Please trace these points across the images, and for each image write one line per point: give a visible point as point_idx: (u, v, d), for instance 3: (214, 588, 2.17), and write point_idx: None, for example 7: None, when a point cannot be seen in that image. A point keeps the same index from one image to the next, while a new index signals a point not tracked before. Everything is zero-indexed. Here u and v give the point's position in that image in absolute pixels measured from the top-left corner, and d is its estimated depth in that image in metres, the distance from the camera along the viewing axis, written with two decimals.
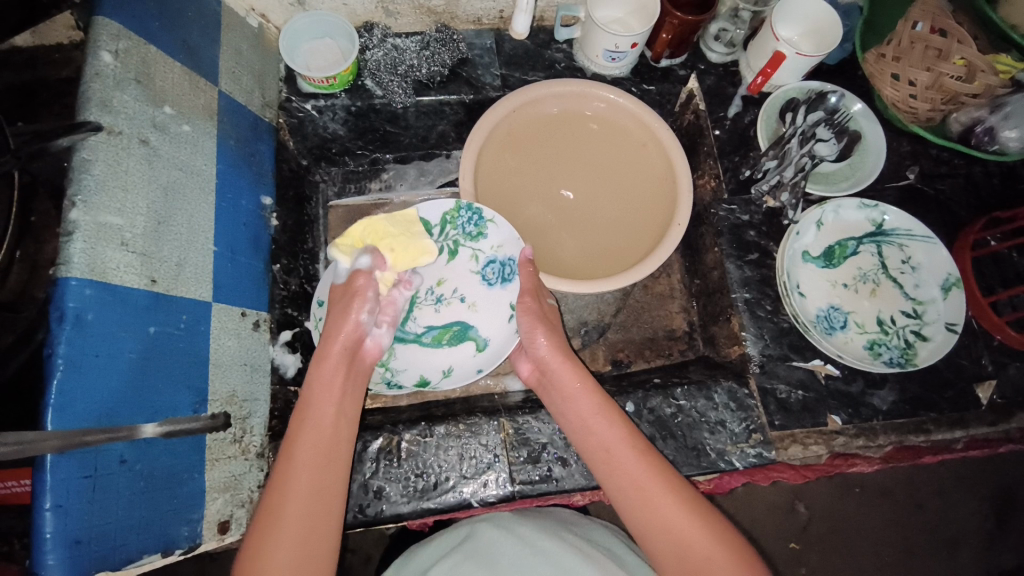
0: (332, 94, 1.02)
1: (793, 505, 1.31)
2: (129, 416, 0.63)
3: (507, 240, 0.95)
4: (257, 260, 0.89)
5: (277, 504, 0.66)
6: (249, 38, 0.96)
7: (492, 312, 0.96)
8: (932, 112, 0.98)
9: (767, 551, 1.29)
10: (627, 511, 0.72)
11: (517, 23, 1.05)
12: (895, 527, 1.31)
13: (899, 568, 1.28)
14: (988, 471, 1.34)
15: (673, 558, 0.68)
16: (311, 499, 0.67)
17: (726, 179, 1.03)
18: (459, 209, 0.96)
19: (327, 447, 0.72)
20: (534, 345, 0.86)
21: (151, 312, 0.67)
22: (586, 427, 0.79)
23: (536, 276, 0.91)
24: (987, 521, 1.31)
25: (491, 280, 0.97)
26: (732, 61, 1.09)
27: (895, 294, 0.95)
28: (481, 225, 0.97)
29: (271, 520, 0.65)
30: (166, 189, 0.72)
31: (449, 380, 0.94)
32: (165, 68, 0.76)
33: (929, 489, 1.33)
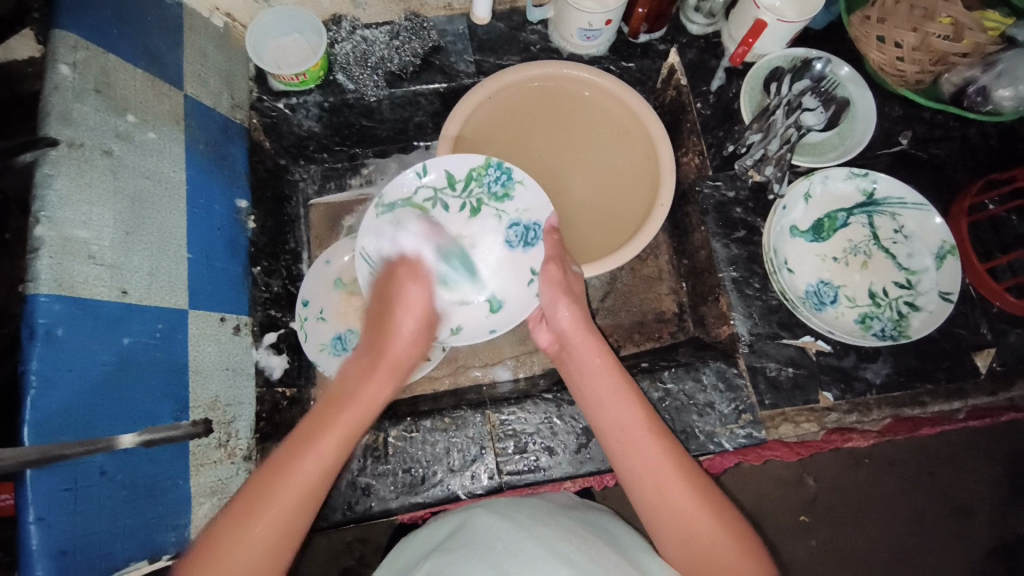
0: (305, 91, 1.00)
1: (801, 479, 1.30)
2: (107, 427, 0.63)
3: (536, 204, 0.92)
4: (235, 264, 0.89)
5: (287, 464, 0.65)
6: (215, 39, 0.94)
7: (512, 275, 0.94)
8: (921, 74, 0.94)
9: (776, 525, 1.29)
10: (638, 491, 0.71)
11: (479, 8, 1.02)
12: (906, 496, 1.29)
13: (909, 536, 1.27)
14: (999, 436, 1.31)
15: (675, 537, 0.67)
16: (318, 474, 0.66)
17: (710, 156, 1.00)
18: (487, 165, 0.91)
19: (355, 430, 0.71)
20: (556, 316, 0.85)
21: (124, 323, 0.67)
22: (607, 402, 0.78)
23: (562, 245, 0.90)
24: (1001, 487, 1.29)
25: (513, 242, 0.94)
26: (714, 32, 1.05)
27: (887, 266, 0.92)
28: (508, 186, 0.93)
29: (275, 478, 0.64)
30: (134, 199, 0.72)
31: (458, 337, 0.92)
32: (127, 76, 0.75)
33: (939, 456, 1.31)
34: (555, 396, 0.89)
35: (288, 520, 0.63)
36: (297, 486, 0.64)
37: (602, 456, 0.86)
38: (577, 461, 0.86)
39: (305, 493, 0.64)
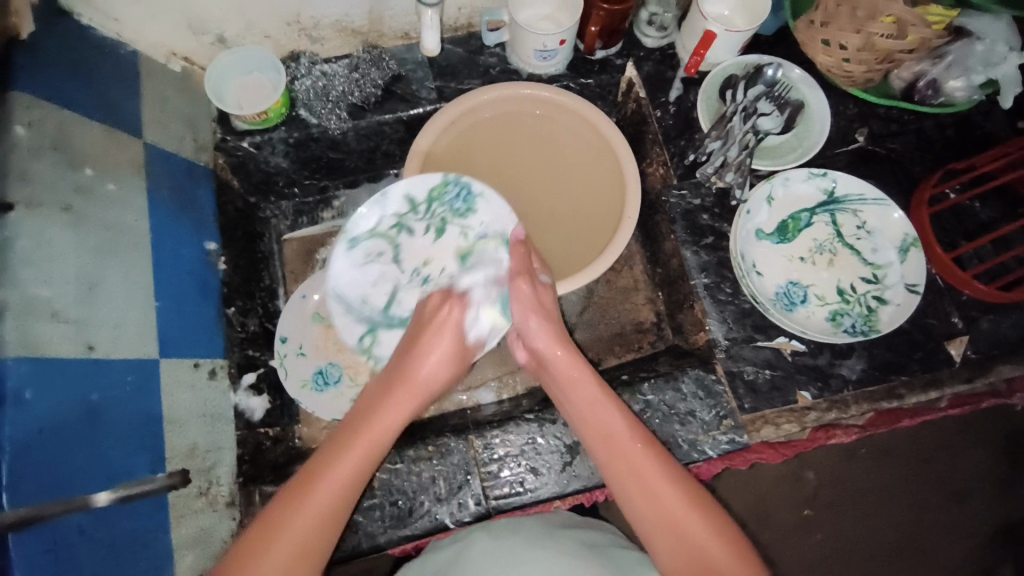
0: (269, 128, 1.01)
1: (800, 473, 1.25)
2: (82, 485, 0.63)
3: (500, 216, 0.91)
4: (206, 307, 0.91)
5: (285, 510, 0.63)
6: (173, 85, 0.95)
7: (481, 289, 0.91)
8: (868, 73, 0.97)
9: (778, 523, 1.25)
10: (627, 500, 0.70)
11: (427, 40, 1.02)
12: (906, 483, 1.26)
13: (913, 524, 1.25)
14: (998, 416, 1.29)
15: (673, 552, 0.67)
16: (317, 521, 0.63)
17: (674, 165, 1.01)
18: (445, 184, 0.91)
19: (358, 468, 0.67)
20: (529, 333, 0.81)
21: (93, 378, 0.67)
22: (595, 414, 0.76)
23: (529, 256, 0.85)
24: (1001, 468, 1.27)
25: (479, 257, 0.91)
26: (668, 44, 1.07)
27: (853, 262, 0.94)
28: (469, 201, 0.92)
29: (271, 533, 0.62)
30: (96, 252, 0.72)
31: None
32: (84, 131, 0.76)
33: (934, 442, 1.27)
34: (537, 415, 0.89)
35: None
36: (291, 541, 0.62)
37: (587, 473, 0.86)
38: (564, 479, 0.86)
39: (302, 544, 0.62)
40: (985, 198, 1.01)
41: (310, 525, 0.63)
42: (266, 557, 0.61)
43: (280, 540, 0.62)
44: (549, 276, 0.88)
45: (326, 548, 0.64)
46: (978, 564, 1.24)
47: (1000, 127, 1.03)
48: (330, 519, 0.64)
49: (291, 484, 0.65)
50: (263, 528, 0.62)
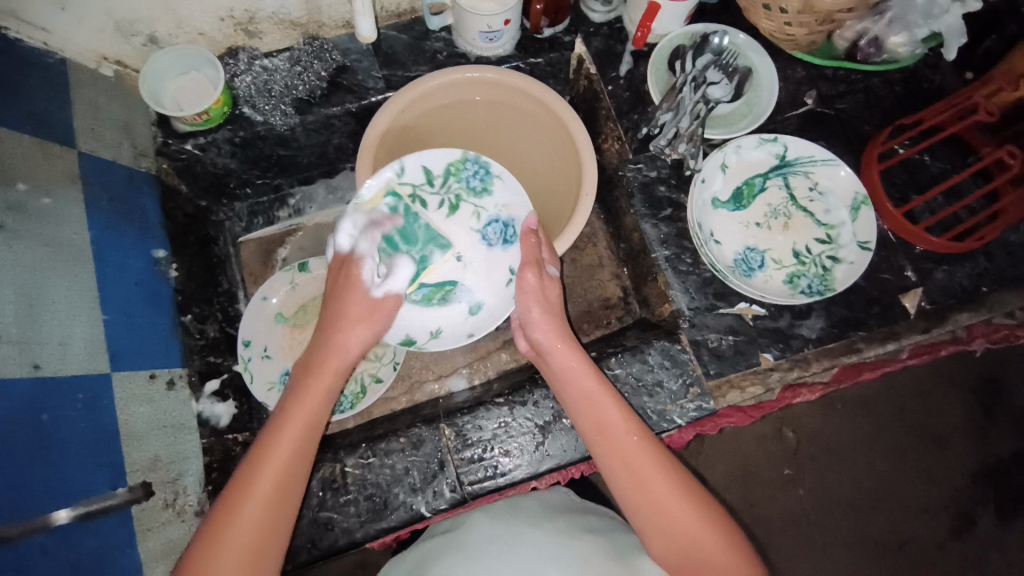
0: (212, 128, 0.98)
1: (780, 432, 1.28)
2: (41, 505, 0.62)
3: (514, 201, 0.90)
4: (159, 317, 0.89)
5: (223, 522, 0.64)
6: (107, 90, 0.92)
7: (490, 273, 0.92)
8: (811, 35, 0.97)
9: (762, 484, 1.27)
10: (619, 487, 0.71)
11: (361, 27, 0.97)
12: (881, 435, 1.29)
13: (892, 474, 1.28)
14: (965, 362, 1.32)
15: (657, 533, 0.68)
16: (261, 516, 0.65)
17: (628, 140, 1.00)
18: (464, 161, 0.90)
19: (289, 459, 0.69)
20: (530, 324, 0.83)
21: (41, 399, 0.65)
22: (590, 405, 0.76)
23: (540, 247, 0.85)
24: (974, 415, 1.30)
25: (491, 241, 0.92)
26: (615, 18, 1.06)
27: (807, 224, 0.95)
28: (486, 181, 0.91)
29: (221, 531, 0.64)
30: (36, 269, 0.69)
31: (436, 341, 0.91)
32: (12, 144, 0.72)
33: (907, 391, 1.31)
34: (507, 399, 0.89)
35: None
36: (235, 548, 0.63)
37: (560, 451, 0.86)
38: (537, 460, 0.86)
39: (250, 550, 0.64)
40: (935, 150, 1.03)
41: (253, 524, 0.64)
42: (226, 534, 0.63)
43: (223, 552, 0.63)
44: (557, 268, 0.88)
45: (277, 542, 0.66)
46: (959, 508, 1.27)
47: (947, 80, 1.05)
48: (267, 522, 0.65)
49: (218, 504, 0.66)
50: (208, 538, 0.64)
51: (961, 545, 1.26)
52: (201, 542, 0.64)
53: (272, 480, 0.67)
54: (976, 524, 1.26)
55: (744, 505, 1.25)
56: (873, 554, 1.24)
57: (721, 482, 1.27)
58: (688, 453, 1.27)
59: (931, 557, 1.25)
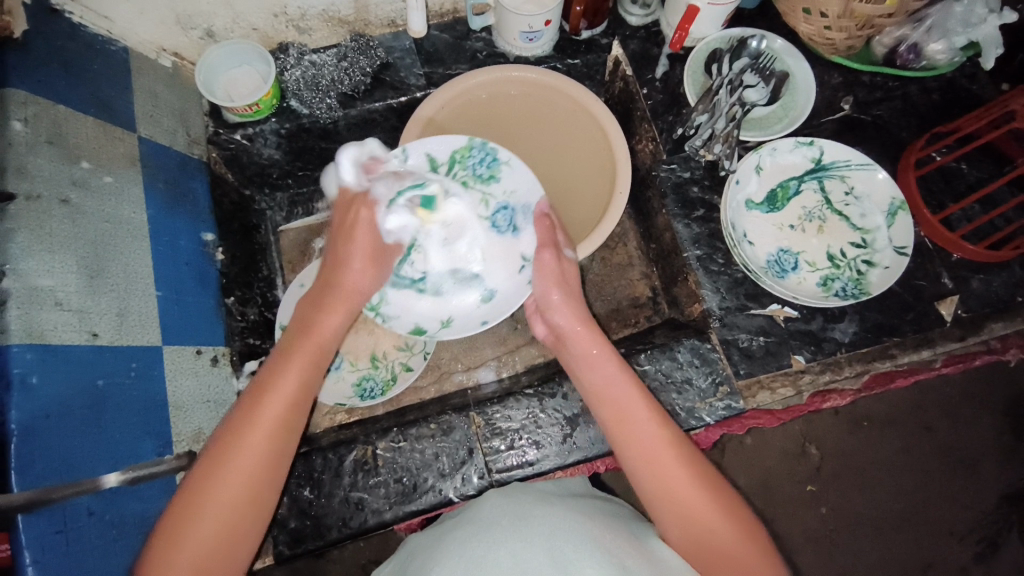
0: (260, 120, 1.02)
1: (804, 448, 1.26)
2: (93, 467, 0.65)
3: (523, 186, 0.91)
4: (206, 296, 0.92)
5: (224, 455, 0.63)
6: (163, 79, 0.96)
7: (501, 261, 0.92)
8: (849, 40, 0.97)
9: (785, 498, 1.25)
10: (635, 472, 0.70)
11: (414, 23, 1.02)
12: (911, 454, 1.26)
13: (919, 495, 1.25)
14: (999, 383, 1.28)
15: (674, 520, 0.68)
16: (265, 452, 0.65)
17: (663, 141, 1.02)
18: (470, 147, 0.92)
19: (298, 392, 0.69)
20: (550, 308, 0.83)
21: (98, 366, 0.68)
22: (609, 391, 0.75)
23: (554, 230, 0.87)
24: (1004, 437, 1.27)
25: (501, 228, 0.92)
26: (653, 22, 1.08)
27: (841, 228, 0.95)
28: (493, 168, 0.92)
29: (216, 471, 0.62)
30: (96, 243, 0.73)
31: (447, 330, 0.93)
32: (78, 125, 0.76)
33: (938, 410, 1.27)
34: (537, 390, 0.90)
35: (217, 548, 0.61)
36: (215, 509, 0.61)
37: (587, 443, 0.87)
38: (565, 450, 0.87)
39: (262, 464, 0.64)
40: (972, 160, 1.02)
41: (262, 451, 0.64)
42: (223, 474, 0.62)
43: (227, 478, 0.62)
44: (572, 251, 0.89)
45: (278, 473, 0.66)
46: (987, 532, 1.24)
47: (985, 89, 1.04)
48: (271, 464, 0.65)
49: (205, 458, 0.64)
50: (201, 475, 0.62)
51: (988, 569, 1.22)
52: (194, 481, 0.62)
53: (274, 422, 0.66)
54: (1004, 550, 1.23)
55: (766, 518, 1.24)
56: None
57: (744, 493, 1.25)
58: (709, 464, 1.25)
59: None
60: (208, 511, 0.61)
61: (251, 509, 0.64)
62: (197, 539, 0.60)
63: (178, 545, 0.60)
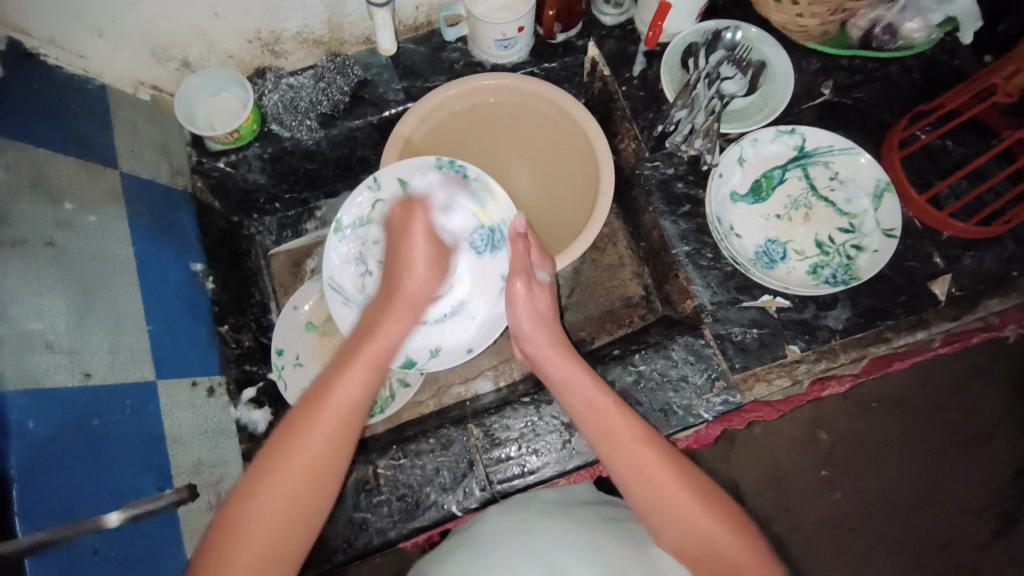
0: (243, 147, 1.03)
1: (814, 434, 1.26)
2: (94, 505, 0.65)
3: (500, 207, 0.92)
4: (199, 326, 0.93)
5: (292, 433, 0.64)
6: (143, 113, 0.97)
7: (483, 282, 0.94)
8: (823, 25, 0.97)
9: (797, 486, 1.24)
10: (627, 485, 0.70)
11: (383, 41, 1.01)
12: (920, 433, 1.25)
13: (932, 473, 1.24)
14: (1005, 355, 1.27)
15: (671, 531, 0.67)
16: (329, 436, 0.65)
17: (645, 138, 1.01)
18: (441, 169, 0.91)
19: (366, 389, 0.70)
20: (524, 332, 0.84)
21: (92, 406, 0.68)
22: (593, 413, 0.75)
23: (529, 251, 0.86)
24: (1014, 410, 1.26)
25: (480, 249, 0.93)
26: (628, 20, 1.07)
27: (828, 214, 0.95)
28: (464, 189, 0.92)
29: (286, 445, 0.63)
30: (84, 282, 0.73)
31: (436, 360, 0.92)
32: (59, 167, 0.77)
33: (945, 387, 1.27)
34: (533, 398, 0.90)
35: (327, 460, 0.64)
36: (305, 465, 0.63)
37: (587, 448, 0.87)
38: (564, 457, 0.87)
39: (325, 449, 0.64)
40: (957, 136, 1.02)
41: (321, 441, 0.64)
42: (290, 457, 0.62)
43: (285, 472, 0.62)
44: (550, 272, 0.89)
45: (338, 468, 0.65)
46: (1004, 508, 1.23)
47: (966, 64, 1.04)
48: (327, 459, 0.64)
49: (271, 444, 0.64)
50: (275, 442, 0.64)
51: (1007, 545, 1.21)
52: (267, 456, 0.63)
53: (340, 413, 0.66)
54: (1022, 523, 1.22)
55: (781, 507, 1.24)
56: (913, 557, 1.21)
57: (757, 483, 1.25)
58: (718, 457, 1.25)
59: (974, 559, 1.21)
60: (269, 494, 0.61)
61: (311, 503, 0.63)
62: (258, 524, 0.60)
63: (245, 518, 0.60)
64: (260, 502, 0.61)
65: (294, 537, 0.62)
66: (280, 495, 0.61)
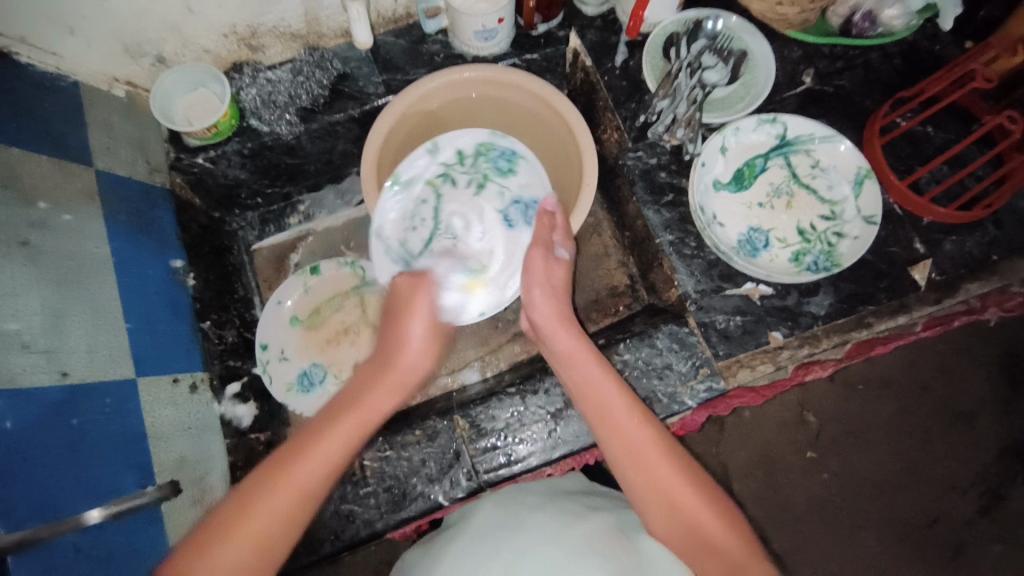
0: (221, 142, 1.01)
1: (802, 416, 1.27)
2: (73, 505, 0.64)
3: (536, 181, 0.94)
4: (179, 324, 0.92)
5: (256, 493, 0.62)
6: (119, 110, 0.95)
7: (504, 253, 0.91)
8: (802, 14, 0.97)
9: (785, 469, 1.25)
10: (617, 464, 0.71)
11: (358, 35, 0.99)
12: (906, 414, 1.26)
13: (918, 453, 1.25)
14: (990, 335, 1.29)
15: (659, 515, 0.67)
16: (295, 496, 0.63)
17: (626, 129, 1.01)
18: (492, 144, 0.95)
19: (345, 451, 0.67)
20: (534, 305, 0.82)
21: (71, 406, 0.68)
22: (594, 388, 0.75)
23: (552, 228, 0.86)
24: (1000, 391, 1.27)
25: (514, 221, 0.93)
26: (609, 11, 1.07)
27: (810, 201, 0.95)
28: (512, 162, 0.95)
29: (246, 502, 0.62)
30: (60, 282, 0.72)
31: (442, 322, 0.88)
32: (33, 165, 0.76)
33: (931, 369, 1.28)
34: (518, 388, 0.90)
35: (279, 528, 0.62)
36: (308, 475, 0.64)
37: (573, 437, 0.87)
38: (550, 446, 0.88)
39: (290, 511, 0.62)
40: (938, 122, 1.02)
41: (291, 501, 0.62)
42: (250, 515, 0.61)
43: (248, 526, 0.60)
44: (570, 253, 0.88)
45: (290, 537, 0.63)
46: (990, 485, 1.24)
47: (947, 49, 1.04)
48: (286, 520, 0.62)
49: (250, 482, 0.63)
50: (241, 499, 0.62)
51: (994, 523, 1.23)
52: (226, 511, 0.62)
53: (318, 471, 0.65)
54: (1007, 501, 1.24)
55: (769, 488, 1.25)
56: (901, 537, 1.23)
57: (745, 466, 1.26)
58: (708, 442, 1.26)
59: (960, 538, 1.23)
60: (225, 552, 0.59)
61: (257, 568, 0.61)
62: None
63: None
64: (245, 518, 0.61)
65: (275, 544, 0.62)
66: (278, 508, 0.62)
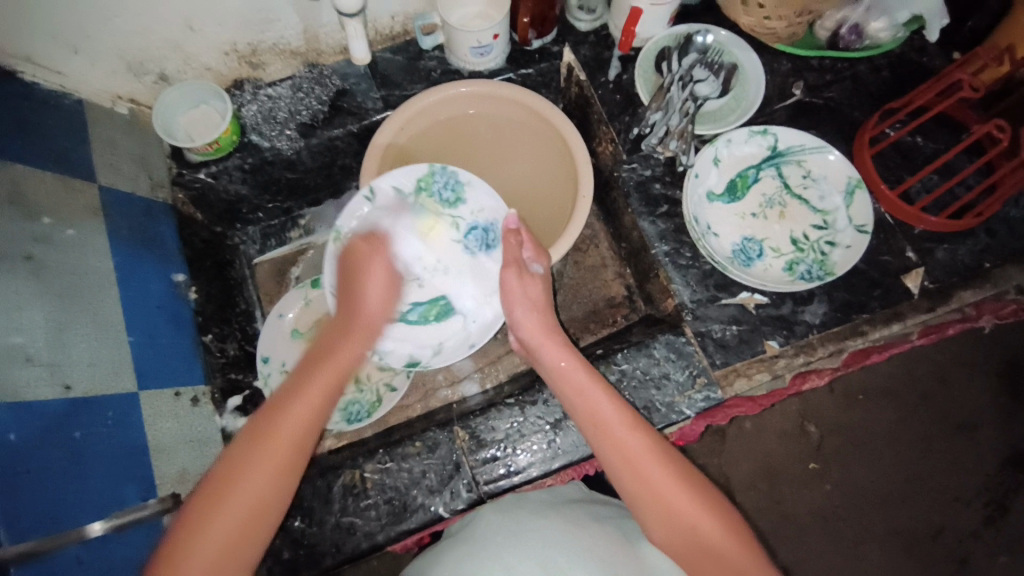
0: (223, 157, 1.03)
1: (803, 428, 1.27)
2: (76, 518, 0.65)
3: (489, 205, 0.94)
4: (181, 337, 0.93)
5: (228, 476, 0.64)
6: (122, 127, 0.97)
7: (477, 283, 0.94)
8: (790, 27, 1.01)
9: (787, 481, 1.25)
10: (613, 472, 0.71)
11: (356, 50, 1.02)
12: (908, 424, 1.27)
13: (920, 463, 1.25)
14: (990, 344, 1.29)
15: (659, 521, 0.68)
16: (275, 466, 0.66)
17: (621, 141, 1.02)
18: (433, 173, 0.92)
19: (317, 407, 0.71)
20: (515, 323, 0.84)
21: (73, 418, 0.68)
22: (583, 397, 0.76)
23: (519, 247, 0.88)
24: (1001, 398, 1.28)
25: (474, 248, 0.95)
26: (601, 27, 1.10)
27: (803, 211, 0.97)
28: (457, 190, 0.94)
29: (219, 485, 0.63)
30: (63, 296, 0.73)
31: (438, 357, 0.93)
32: (37, 182, 0.77)
33: (931, 378, 1.28)
34: (518, 399, 0.91)
35: (262, 491, 0.64)
36: (265, 465, 0.65)
37: (572, 447, 0.88)
38: (550, 457, 0.88)
39: (269, 475, 0.65)
40: (927, 132, 1.04)
41: (262, 474, 0.65)
42: (228, 490, 0.63)
43: (225, 501, 0.63)
44: (543, 265, 0.88)
45: (279, 496, 0.66)
46: (995, 496, 1.24)
47: (934, 60, 1.06)
48: (265, 487, 0.65)
49: (214, 472, 0.65)
50: (211, 486, 0.64)
51: (998, 533, 1.23)
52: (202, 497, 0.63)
53: (284, 442, 0.67)
54: (1010, 510, 1.24)
55: (772, 501, 1.25)
56: (905, 548, 1.22)
57: (747, 481, 1.26)
58: (709, 453, 1.26)
59: (964, 548, 1.22)
60: (213, 526, 0.61)
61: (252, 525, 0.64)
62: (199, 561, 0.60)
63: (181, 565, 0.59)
64: (206, 524, 0.61)
65: (244, 551, 0.63)
66: (240, 505, 0.63)
